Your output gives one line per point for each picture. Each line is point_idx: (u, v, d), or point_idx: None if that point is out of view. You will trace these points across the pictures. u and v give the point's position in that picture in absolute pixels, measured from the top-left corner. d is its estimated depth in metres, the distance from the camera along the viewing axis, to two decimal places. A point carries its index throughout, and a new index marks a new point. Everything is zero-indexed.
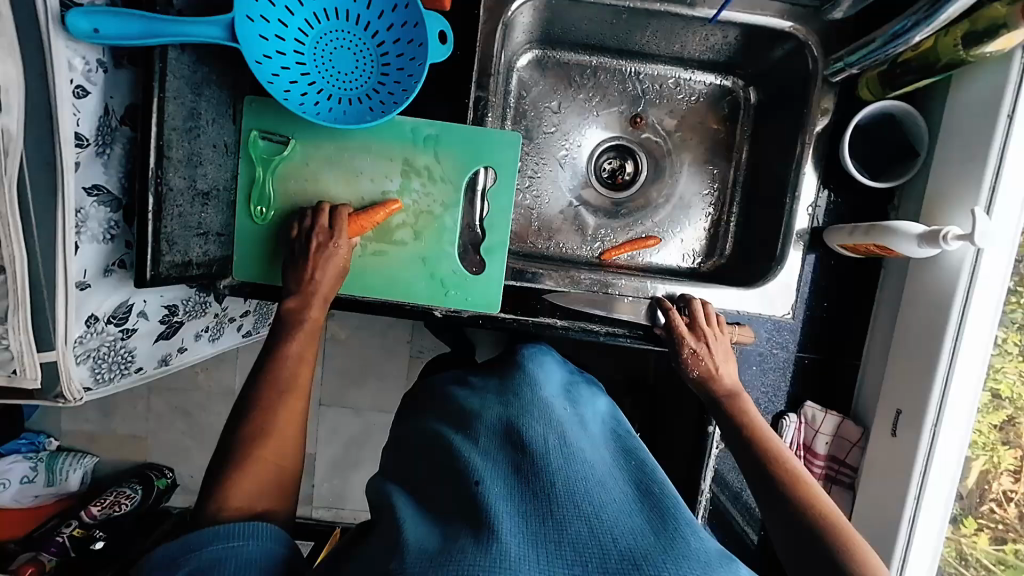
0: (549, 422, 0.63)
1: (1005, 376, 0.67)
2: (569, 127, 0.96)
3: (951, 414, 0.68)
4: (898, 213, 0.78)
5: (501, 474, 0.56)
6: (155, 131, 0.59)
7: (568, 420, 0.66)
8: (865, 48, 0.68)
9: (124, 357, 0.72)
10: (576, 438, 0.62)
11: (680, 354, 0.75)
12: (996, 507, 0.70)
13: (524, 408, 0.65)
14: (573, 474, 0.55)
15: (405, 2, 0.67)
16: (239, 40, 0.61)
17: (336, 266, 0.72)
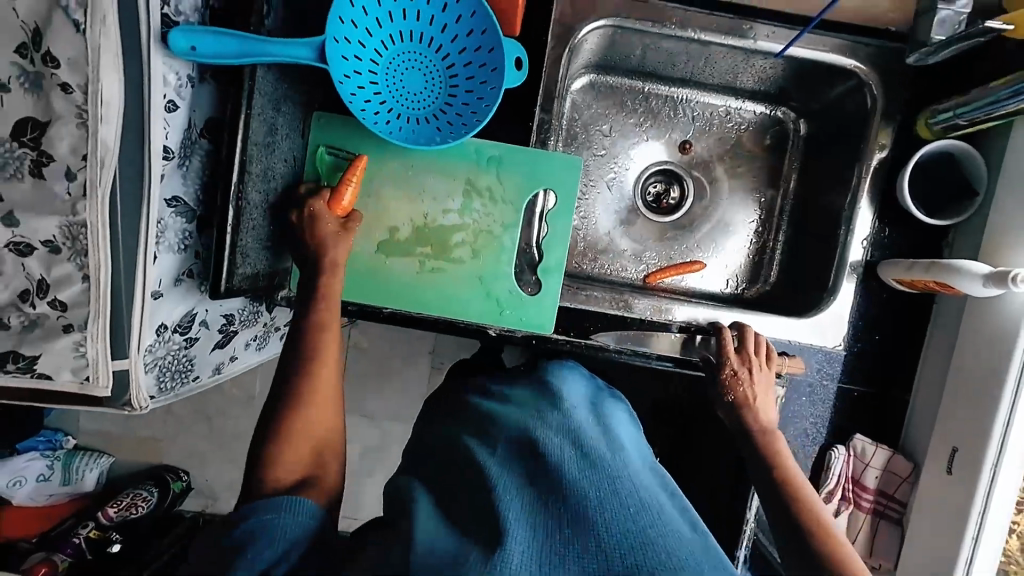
0: (568, 428, 0.60)
1: None
2: (619, 150, 0.98)
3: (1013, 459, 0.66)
4: (953, 250, 0.79)
5: (517, 487, 0.53)
6: (240, 147, 0.61)
7: (592, 425, 0.61)
8: (971, 106, 0.69)
9: (185, 365, 0.73)
10: (600, 446, 0.58)
11: (719, 375, 0.73)
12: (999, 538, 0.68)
13: (544, 414, 0.61)
14: (593, 491, 0.52)
15: (482, 27, 0.68)
16: (326, 61, 0.62)
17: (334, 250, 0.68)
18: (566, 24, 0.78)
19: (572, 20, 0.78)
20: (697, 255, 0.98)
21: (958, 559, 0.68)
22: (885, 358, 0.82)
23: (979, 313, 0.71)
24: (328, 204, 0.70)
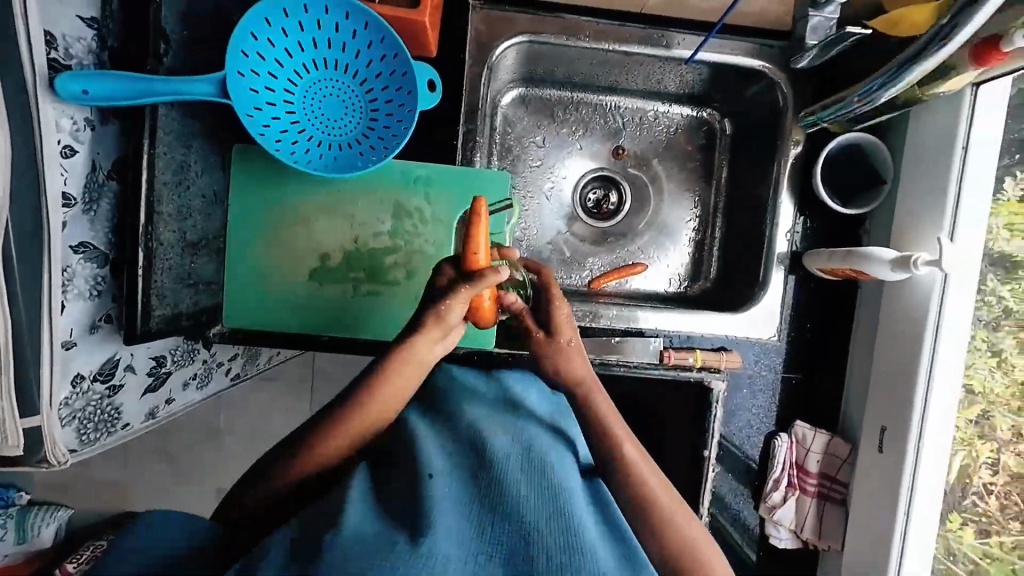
0: (524, 435, 0.56)
1: (976, 371, 0.70)
2: (553, 160, 0.99)
3: (934, 433, 0.70)
4: (870, 237, 0.82)
5: (460, 472, 0.49)
6: (145, 188, 0.59)
7: (546, 439, 0.58)
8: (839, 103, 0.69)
9: (111, 414, 0.70)
10: (551, 458, 0.55)
11: (563, 322, 0.67)
12: (978, 501, 0.71)
13: (502, 415, 0.59)
14: (536, 498, 0.48)
15: (392, 51, 0.67)
16: (229, 95, 0.61)
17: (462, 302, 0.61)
18: (481, 41, 0.78)
19: (488, 38, 0.78)
20: (638, 255, 1.00)
21: (892, 532, 0.71)
22: (819, 344, 0.85)
23: (896, 295, 0.74)
24: (458, 262, 0.64)
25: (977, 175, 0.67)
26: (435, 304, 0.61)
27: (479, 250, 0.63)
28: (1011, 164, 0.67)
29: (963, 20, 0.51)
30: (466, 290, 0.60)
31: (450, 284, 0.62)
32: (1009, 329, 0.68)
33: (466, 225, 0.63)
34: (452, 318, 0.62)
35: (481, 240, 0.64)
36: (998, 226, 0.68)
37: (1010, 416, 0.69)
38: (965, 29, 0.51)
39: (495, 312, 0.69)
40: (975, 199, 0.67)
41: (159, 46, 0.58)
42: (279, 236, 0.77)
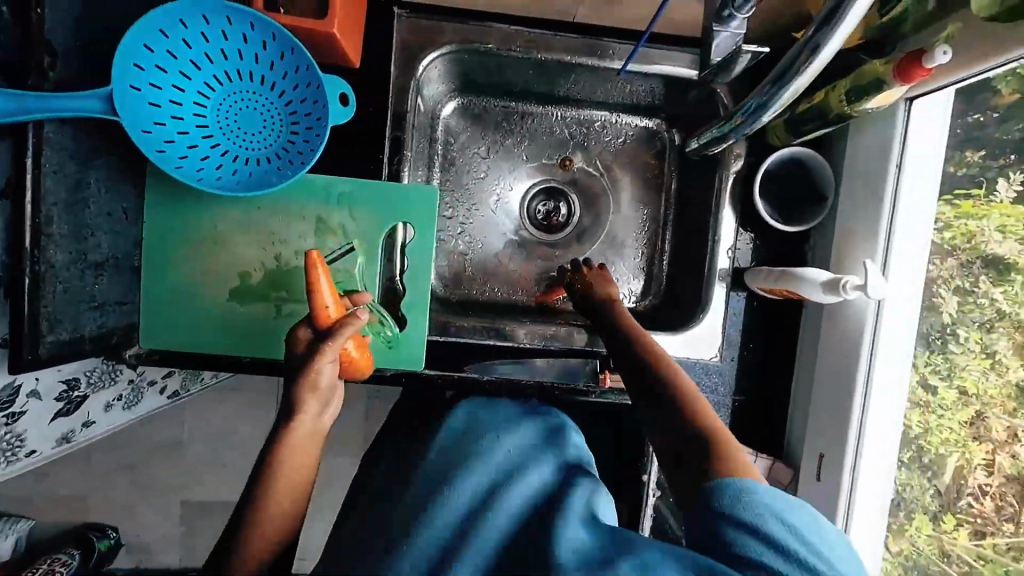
0: (477, 480, 0.62)
1: (969, 373, 0.66)
2: (498, 173, 0.96)
3: (871, 442, 0.70)
4: (814, 253, 0.79)
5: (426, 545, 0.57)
6: (30, 209, 0.56)
7: (511, 465, 0.64)
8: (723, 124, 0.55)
9: (12, 442, 0.70)
10: (506, 496, 0.60)
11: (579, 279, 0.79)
12: (972, 502, 0.66)
13: (459, 460, 0.65)
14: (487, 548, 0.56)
15: (304, 63, 0.64)
16: (121, 111, 0.58)
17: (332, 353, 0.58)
18: (406, 51, 0.75)
19: (415, 47, 0.76)
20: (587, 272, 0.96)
21: None
22: (764, 364, 0.82)
23: (837, 316, 0.72)
24: (309, 321, 0.60)
25: (911, 193, 0.66)
26: (303, 374, 0.57)
27: (330, 302, 0.60)
28: (1004, 166, 0.63)
29: (826, 31, 0.39)
30: (328, 351, 0.57)
31: (311, 347, 0.58)
32: (1004, 330, 0.63)
33: (306, 284, 0.59)
34: (325, 377, 0.58)
35: (329, 294, 0.60)
36: (990, 227, 0.64)
37: (1005, 419, 0.63)
38: (831, 44, 0.40)
39: (367, 358, 0.67)
40: (912, 220, 0.67)
41: (43, 60, 0.55)
42: (197, 254, 0.74)
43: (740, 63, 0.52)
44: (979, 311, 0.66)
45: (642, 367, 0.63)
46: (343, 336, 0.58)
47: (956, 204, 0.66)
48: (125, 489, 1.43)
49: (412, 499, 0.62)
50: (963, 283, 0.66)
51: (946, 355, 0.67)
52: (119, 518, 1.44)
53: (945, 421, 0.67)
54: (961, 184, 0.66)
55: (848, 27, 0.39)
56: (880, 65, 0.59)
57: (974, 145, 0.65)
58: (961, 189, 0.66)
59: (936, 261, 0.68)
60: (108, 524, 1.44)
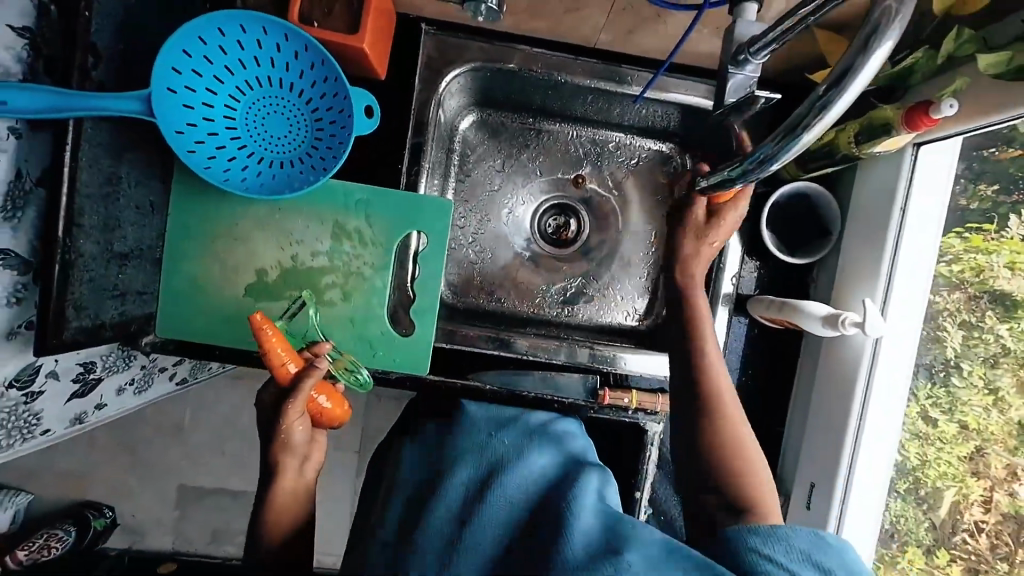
0: (479, 457, 0.66)
1: (971, 409, 0.66)
2: (512, 187, 0.98)
3: (868, 470, 0.71)
4: (817, 286, 0.80)
5: (437, 525, 0.57)
6: (66, 200, 0.58)
7: (515, 451, 0.67)
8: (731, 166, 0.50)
9: (28, 421, 0.71)
10: (504, 472, 0.63)
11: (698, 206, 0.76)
12: (968, 538, 0.67)
13: (466, 445, 0.69)
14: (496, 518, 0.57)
15: (332, 73, 0.66)
16: (156, 113, 0.60)
17: (299, 404, 0.64)
18: (431, 67, 0.78)
19: (439, 64, 0.78)
20: (592, 288, 0.98)
21: None
22: (761, 390, 0.83)
23: (835, 348, 0.73)
24: (274, 381, 0.66)
25: (915, 235, 0.68)
26: (276, 433, 0.64)
27: (285, 360, 0.65)
28: (1017, 203, 0.62)
29: (837, 91, 0.38)
30: (291, 409, 0.63)
31: (280, 404, 0.64)
32: (1008, 367, 0.64)
33: (260, 348, 0.65)
34: (295, 436, 0.64)
35: (282, 349, 0.65)
36: (999, 263, 0.64)
37: (1004, 456, 0.64)
38: (842, 101, 0.38)
39: (345, 404, 0.71)
40: (914, 260, 0.69)
41: (87, 60, 0.57)
42: (217, 250, 0.76)
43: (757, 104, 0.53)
44: (984, 346, 0.66)
45: (698, 384, 0.69)
46: (304, 391, 0.64)
47: (967, 237, 0.66)
48: (122, 470, 1.46)
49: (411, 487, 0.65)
50: (969, 317, 0.67)
51: (948, 388, 0.68)
52: (116, 498, 1.47)
53: (942, 455, 0.68)
54: (973, 218, 0.65)
55: (861, 84, 0.38)
56: (890, 111, 0.61)
57: (987, 179, 0.64)
58: (972, 224, 0.65)
59: (943, 293, 0.68)
60: (106, 502, 1.46)
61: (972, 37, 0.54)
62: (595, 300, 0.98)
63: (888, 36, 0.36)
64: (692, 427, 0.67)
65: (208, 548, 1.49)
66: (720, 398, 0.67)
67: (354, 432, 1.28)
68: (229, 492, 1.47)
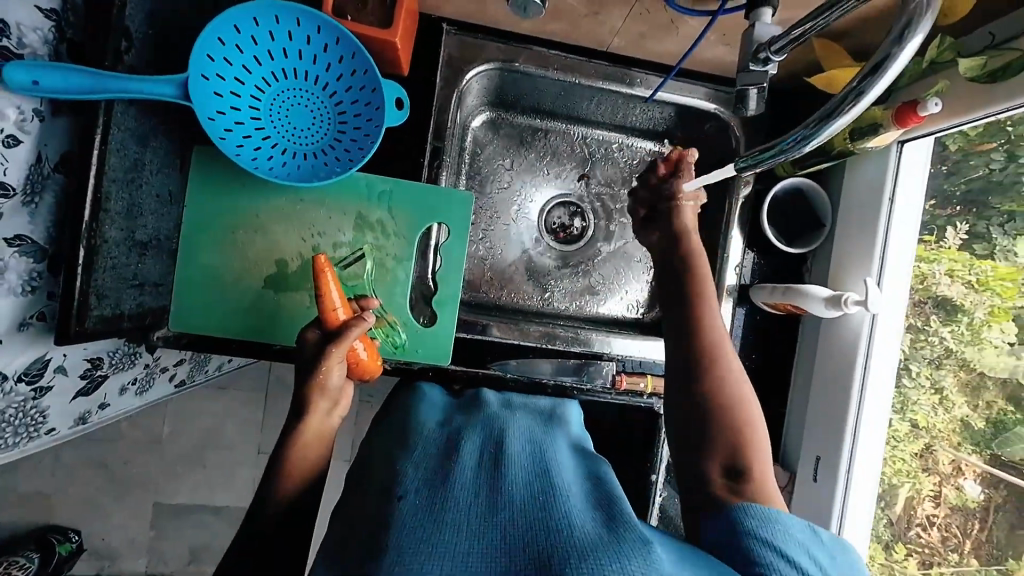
0: (491, 435, 0.66)
1: (919, 407, 0.75)
2: (521, 185, 1.01)
3: (866, 444, 0.76)
4: (812, 275, 0.87)
5: (454, 485, 0.56)
6: (94, 183, 0.57)
7: (528, 436, 0.68)
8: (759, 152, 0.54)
9: (34, 418, 0.68)
10: (515, 450, 0.64)
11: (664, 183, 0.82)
12: (921, 532, 0.75)
13: (475, 422, 0.69)
14: (516, 486, 0.57)
15: (363, 67, 0.68)
16: (192, 98, 0.60)
17: (343, 350, 0.64)
18: (453, 66, 0.81)
19: (460, 62, 0.81)
20: (597, 283, 1.02)
21: None
22: (763, 374, 0.89)
23: (834, 331, 0.79)
24: (324, 325, 0.66)
25: (901, 227, 0.75)
26: (314, 374, 0.63)
27: (338, 305, 0.66)
28: (951, 216, 0.74)
29: (873, 79, 0.43)
30: (335, 351, 0.63)
31: (322, 346, 0.64)
32: (950, 367, 0.73)
33: (316, 290, 0.66)
34: (331, 381, 0.64)
35: (336, 294, 0.67)
36: (940, 271, 0.74)
37: (951, 451, 0.73)
38: (875, 89, 0.43)
39: (377, 359, 0.72)
40: (899, 253, 0.76)
41: (120, 43, 0.57)
42: (236, 241, 0.76)
43: (751, 99, 0.61)
44: (928, 347, 0.75)
45: (702, 330, 0.68)
46: (347, 339, 0.64)
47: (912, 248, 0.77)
48: (93, 488, 1.36)
49: (414, 449, 0.63)
50: (915, 320, 0.76)
51: (900, 389, 0.76)
52: (87, 517, 1.37)
53: (896, 449, 0.76)
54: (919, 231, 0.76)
55: (894, 73, 0.43)
56: (878, 110, 0.67)
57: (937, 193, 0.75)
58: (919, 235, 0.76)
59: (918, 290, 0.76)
60: (71, 526, 1.36)
61: (953, 45, 0.62)
62: (600, 294, 1.02)
63: (920, 30, 0.41)
64: (699, 390, 0.64)
65: (187, 569, 1.41)
66: (727, 366, 0.66)
67: (352, 436, 1.26)
68: (211, 508, 1.40)
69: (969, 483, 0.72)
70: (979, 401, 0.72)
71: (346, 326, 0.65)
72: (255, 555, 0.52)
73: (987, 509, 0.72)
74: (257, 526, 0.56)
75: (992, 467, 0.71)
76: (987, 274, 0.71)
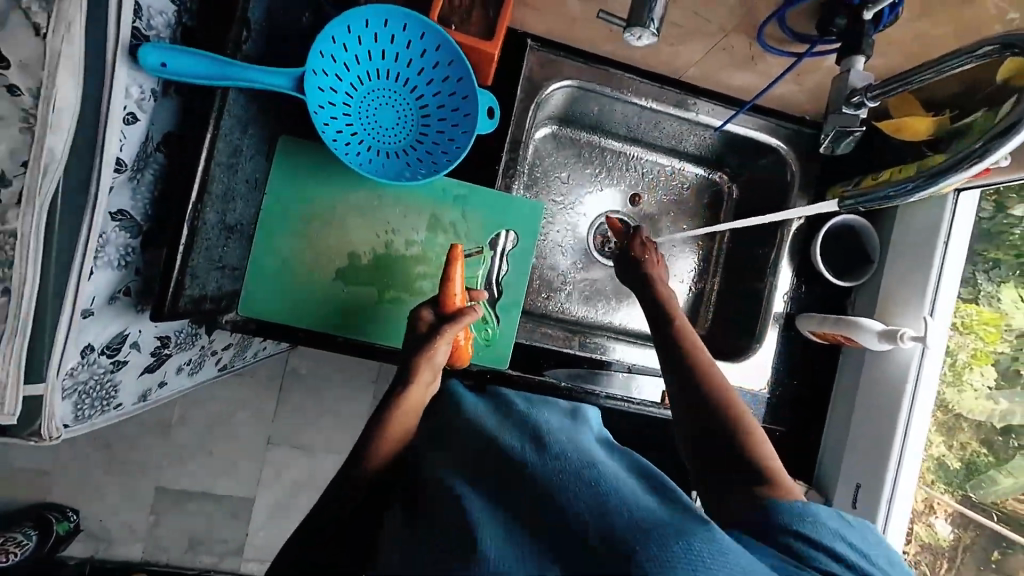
0: (524, 428, 0.53)
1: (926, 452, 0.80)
2: (574, 198, 1.02)
3: (905, 475, 0.79)
4: (855, 307, 0.91)
5: (505, 494, 0.43)
6: (202, 167, 0.59)
7: (565, 428, 0.54)
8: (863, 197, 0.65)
9: (107, 392, 0.68)
10: (552, 439, 0.51)
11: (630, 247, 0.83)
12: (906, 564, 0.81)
13: (502, 419, 0.56)
14: (570, 476, 0.45)
15: (458, 75, 0.70)
16: (303, 91, 0.63)
17: (457, 331, 0.67)
18: (534, 80, 0.84)
19: (540, 77, 0.84)
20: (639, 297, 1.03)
21: None
22: (803, 400, 0.92)
23: (879, 363, 0.83)
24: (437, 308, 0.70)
25: (953, 270, 0.79)
26: (423, 349, 0.65)
27: (458, 292, 0.70)
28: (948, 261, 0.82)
29: (999, 141, 0.50)
30: (452, 329, 0.66)
31: (435, 327, 0.67)
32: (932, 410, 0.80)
33: (443, 276, 0.70)
34: (438, 358, 0.66)
35: (460, 285, 0.71)
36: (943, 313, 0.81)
37: (925, 491, 0.80)
38: (1000, 150, 0.51)
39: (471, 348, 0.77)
40: (948, 295, 0.79)
41: (241, 34, 0.59)
42: (311, 232, 0.77)
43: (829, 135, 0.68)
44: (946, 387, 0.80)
45: (674, 344, 0.70)
46: (463, 322, 0.67)
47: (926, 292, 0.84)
48: (98, 468, 1.31)
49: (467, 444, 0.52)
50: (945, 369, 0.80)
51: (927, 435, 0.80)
52: (87, 498, 1.32)
53: (926, 479, 0.81)
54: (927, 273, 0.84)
55: (1022, 137, 0.50)
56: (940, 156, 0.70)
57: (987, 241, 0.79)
58: (965, 278, 0.80)
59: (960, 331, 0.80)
60: (70, 505, 1.31)
61: None
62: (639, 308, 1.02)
63: None
64: (687, 393, 0.65)
65: (185, 559, 1.36)
66: (717, 378, 0.66)
67: None
68: (216, 496, 1.36)
69: (940, 523, 0.81)
70: (954, 442, 0.80)
71: (465, 312, 0.69)
72: (327, 546, 0.51)
73: (955, 548, 0.81)
74: (331, 513, 0.54)
75: (961, 506, 0.80)
76: (971, 317, 0.80)
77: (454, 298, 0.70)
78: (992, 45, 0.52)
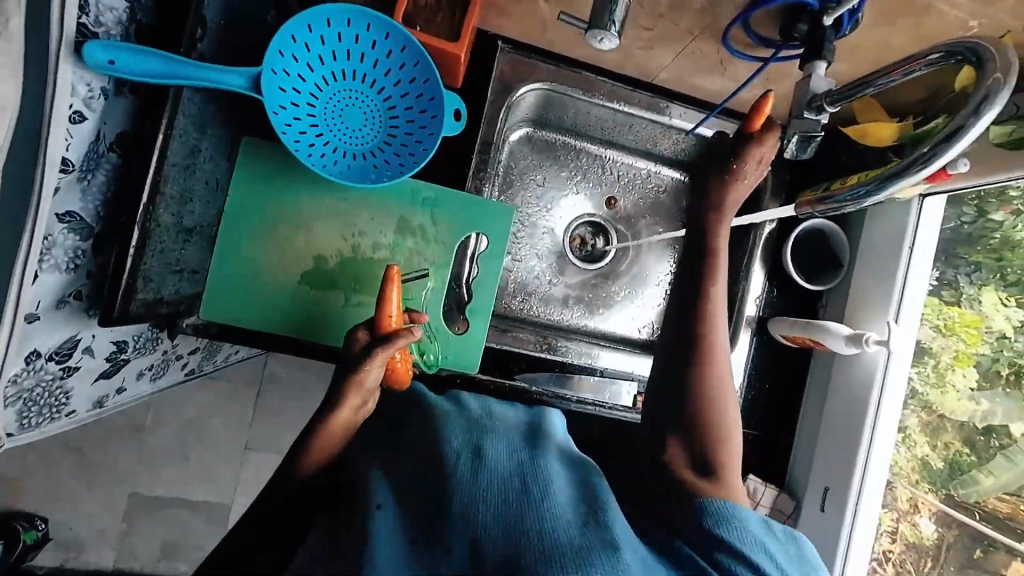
0: (467, 429, 0.51)
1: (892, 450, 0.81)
2: (549, 200, 1.01)
3: (871, 477, 0.80)
4: (826, 311, 0.91)
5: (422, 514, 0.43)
6: (155, 167, 0.57)
7: (512, 432, 0.52)
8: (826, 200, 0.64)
9: (57, 399, 0.66)
10: (491, 444, 0.48)
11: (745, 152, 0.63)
12: (876, 566, 0.82)
13: (446, 416, 0.54)
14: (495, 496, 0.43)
15: (423, 76, 0.69)
16: (261, 91, 0.62)
17: (387, 355, 0.63)
18: (504, 82, 0.83)
19: (512, 79, 0.83)
20: (614, 300, 1.02)
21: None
22: (776, 403, 0.92)
23: (847, 366, 0.83)
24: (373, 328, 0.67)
25: (919, 273, 0.80)
26: (353, 371, 0.62)
27: (394, 313, 0.67)
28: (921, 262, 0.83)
29: (946, 146, 0.50)
30: (382, 352, 0.63)
31: (368, 348, 0.64)
32: (914, 408, 0.81)
33: (377, 298, 0.67)
34: (369, 382, 0.63)
35: (396, 307, 0.68)
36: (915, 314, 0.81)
37: (910, 489, 0.81)
38: (943, 156, 0.51)
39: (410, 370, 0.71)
40: (915, 298, 0.80)
41: (196, 31, 0.58)
42: (276, 234, 0.76)
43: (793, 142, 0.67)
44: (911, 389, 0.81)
45: (694, 305, 0.62)
46: (394, 345, 0.63)
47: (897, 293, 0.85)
48: (66, 475, 1.28)
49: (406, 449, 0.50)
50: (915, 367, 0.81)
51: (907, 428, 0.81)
52: (55, 506, 1.28)
53: (893, 481, 0.81)
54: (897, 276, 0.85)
55: (964, 143, 0.50)
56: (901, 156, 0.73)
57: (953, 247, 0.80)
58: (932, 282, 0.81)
59: (928, 335, 0.81)
60: (38, 514, 1.27)
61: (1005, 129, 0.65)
62: (613, 308, 1.02)
63: (996, 103, 0.48)
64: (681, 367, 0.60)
65: (157, 567, 1.33)
66: (717, 366, 0.60)
67: None
68: (189, 503, 1.33)
69: (924, 522, 0.81)
70: (939, 442, 0.80)
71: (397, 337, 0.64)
72: (265, 536, 0.51)
73: (938, 547, 0.80)
74: (272, 501, 0.54)
75: (945, 505, 0.80)
76: (952, 319, 0.80)
77: (388, 320, 0.67)
78: (938, 53, 0.52)
